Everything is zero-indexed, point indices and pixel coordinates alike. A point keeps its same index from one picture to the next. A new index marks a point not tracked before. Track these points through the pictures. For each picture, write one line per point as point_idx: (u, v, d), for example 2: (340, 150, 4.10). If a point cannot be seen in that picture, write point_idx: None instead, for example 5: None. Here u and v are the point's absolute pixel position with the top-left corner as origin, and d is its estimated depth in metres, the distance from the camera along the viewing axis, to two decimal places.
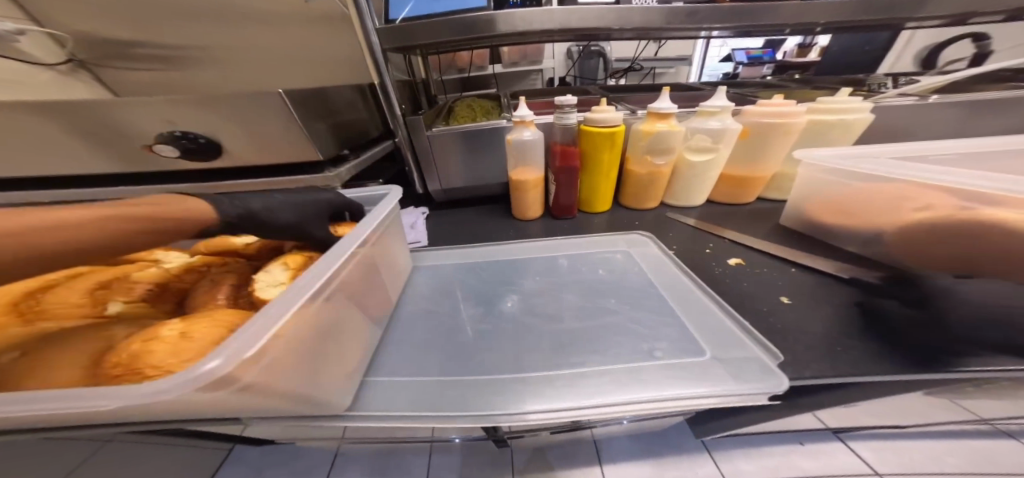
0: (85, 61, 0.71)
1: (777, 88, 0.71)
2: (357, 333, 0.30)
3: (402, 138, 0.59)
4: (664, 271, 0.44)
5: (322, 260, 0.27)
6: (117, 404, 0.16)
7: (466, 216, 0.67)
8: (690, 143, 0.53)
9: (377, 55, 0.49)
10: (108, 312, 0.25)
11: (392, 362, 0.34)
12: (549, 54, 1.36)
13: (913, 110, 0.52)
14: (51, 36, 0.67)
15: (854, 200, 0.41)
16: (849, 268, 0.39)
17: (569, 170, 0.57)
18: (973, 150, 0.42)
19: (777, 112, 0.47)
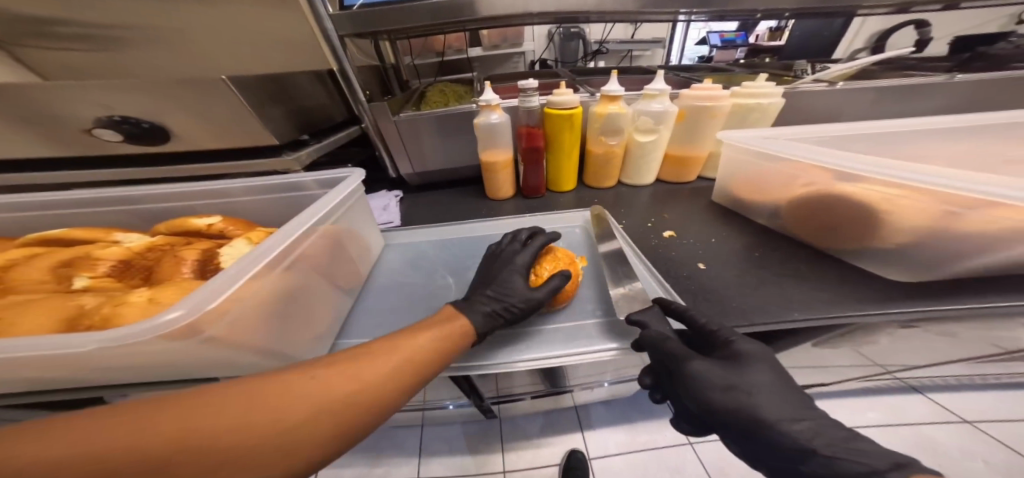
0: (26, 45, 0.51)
1: (724, 72, 0.75)
2: (325, 301, 0.33)
3: (369, 122, 0.59)
4: (614, 245, 0.49)
5: (276, 235, 0.29)
6: (102, 343, 0.20)
7: (435, 198, 0.70)
8: (637, 124, 0.58)
9: (335, 42, 0.46)
10: (76, 283, 0.27)
11: (361, 327, 0.37)
12: (530, 36, 1.37)
13: (830, 95, 0.58)
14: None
15: (756, 178, 0.47)
16: (758, 236, 0.46)
17: (534, 151, 0.60)
18: (855, 133, 0.49)
19: (708, 96, 0.53)
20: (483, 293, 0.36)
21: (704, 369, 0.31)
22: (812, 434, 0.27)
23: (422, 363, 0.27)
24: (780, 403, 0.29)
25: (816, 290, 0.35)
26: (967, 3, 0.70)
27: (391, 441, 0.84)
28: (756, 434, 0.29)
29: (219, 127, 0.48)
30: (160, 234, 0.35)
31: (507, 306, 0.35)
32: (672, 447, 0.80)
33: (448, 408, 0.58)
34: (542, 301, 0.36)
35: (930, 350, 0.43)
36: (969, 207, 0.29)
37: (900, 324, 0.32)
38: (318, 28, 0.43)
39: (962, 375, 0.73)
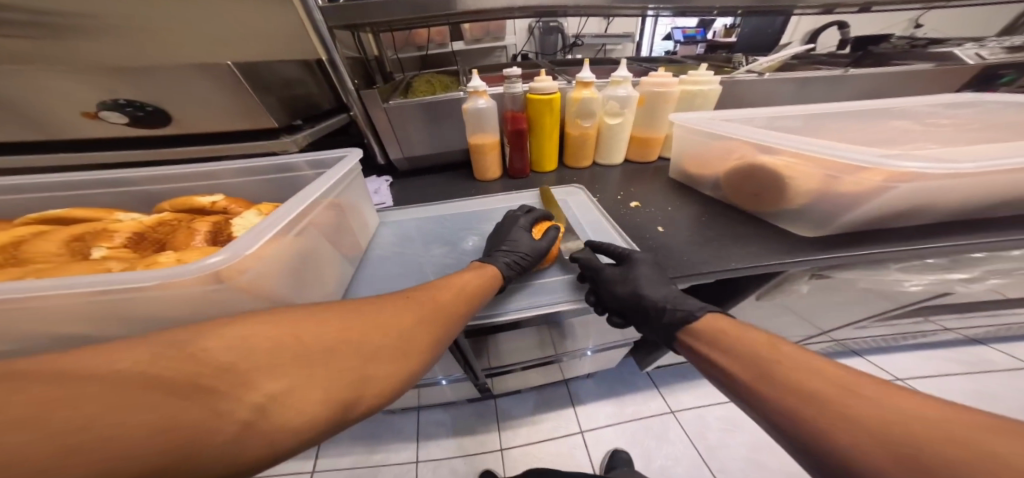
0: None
1: (679, 64, 0.84)
2: (332, 264, 0.37)
3: (358, 111, 0.62)
4: (591, 215, 0.56)
5: (290, 204, 0.31)
6: (156, 282, 0.23)
7: (423, 182, 0.74)
8: (607, 107, 0.65)
9: (324, 34, 0.46)
10: (96, 252, 0.29)
11: (367, 291, 0.41)
12: (511, 31, 1.45)
13: (761, 84, 0.68)
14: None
15: (705, 154, 0.55)
16: (707, 205, 0.54)
17: (518, 134, 0.66)
18: (778, 115, 0.59)
19: (663, 83, 0.62)
20: (499, 250, 0.43)
21: (634, 325, 0.38)
22: (720, 366, 0.34)
23: (467, 301, 0.35)
24: (694, 345, 0.36)
25: (745, 238, 0.44)
26: (879, 8, 0.82)
27: (390, 427, 0.87)
28: (689, 374, 0.36)
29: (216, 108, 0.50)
30: (164, 212, 0.38)
31: (521, 256, 0.41)
32: (652, 412, 0.88)
33: (443, 381, 0.64)
34: (546, 249, 0.44)
35: (847, 298, 0.52)
36: (846, 171, 0.37)
37: (811, 272, 0.40)
38: (306, 18, 0.43)
39: (886, 330, 0.86)
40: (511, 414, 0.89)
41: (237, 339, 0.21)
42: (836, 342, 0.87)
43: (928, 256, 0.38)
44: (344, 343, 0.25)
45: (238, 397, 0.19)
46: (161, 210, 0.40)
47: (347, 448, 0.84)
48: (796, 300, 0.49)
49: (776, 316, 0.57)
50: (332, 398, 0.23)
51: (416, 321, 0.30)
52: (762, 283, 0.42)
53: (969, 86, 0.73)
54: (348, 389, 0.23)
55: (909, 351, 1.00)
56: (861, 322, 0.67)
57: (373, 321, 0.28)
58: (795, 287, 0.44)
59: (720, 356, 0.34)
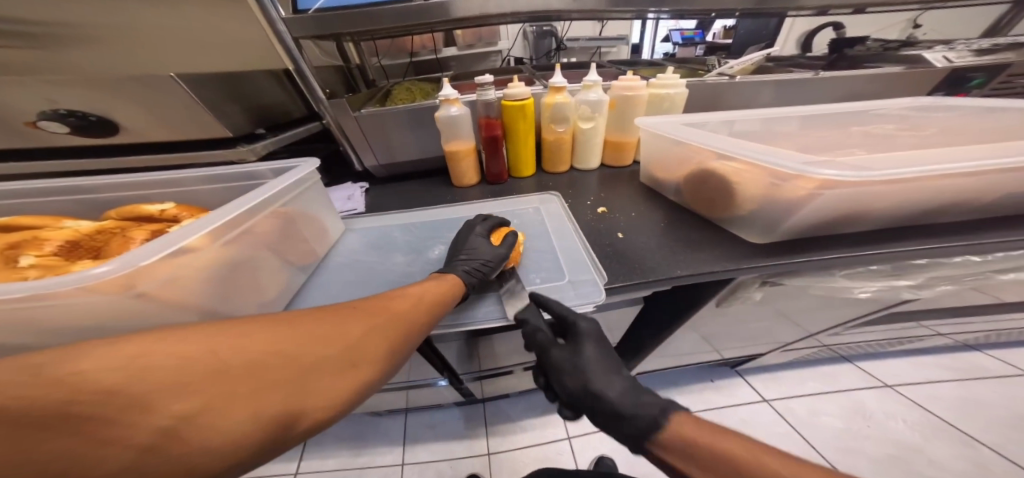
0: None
1: (658, 67, 0.84)
2: (274, 271, 0.37)
3: (330, 119, 0.63)
4: (559, 223, 0.55)
5: (221, 210, 0.32)
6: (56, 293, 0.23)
7: (399, 188, 0.74)
8: (579, 112, 0.65)
9: (290, 47, 0.48)
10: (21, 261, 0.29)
11: (314, 298, 0.41)
12: (504, 35, 1.41)
13: (736, 87, 0.68)
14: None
15: (667, 159, 0.54)
16: (672, 210, 0.53)
17: (493, 139, 0.66)
18: (748, 119, 0.59)
19: (630, 87, 0.62)
20: (458, 259, 0.43)
21: (560, 357, 0.42)
22: (628, 400, 0.38)
23: (422, 309, 0.34)
24: (609, 379, 0.40)
25: (703, 248, 0.43)
26: (869, 9, 0.80)
27: (375, 430, 0.88)
28: (602, 409, 0.39)
29: (176, 120, 0.50)
30: (110, 220, 0.38)
31: (484, 263, 0.42)
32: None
33: (438, 383, 0.64)
34: (506, 255, 0.44)
35: (815, 304, 0.51)
36: (786, 177, 0.36)
37: (761, 279, 0.40)
38: (268, 29, 0.44)
39: (874, 335, 0.84)
40: (496, 417, 0.89)
41: (130, 357, 0.19)
42: (824, 348, 0.86)
43: (874, 263, 0.38)
44: (275, 357, 0.24)
45: (137, 422, 0.18)
46: (110, 215, 0.40)
47: (333, 450, 0.85)
48: (759, 305, 0.49)
49: (747, 322, 0.57)
50: (258, 415, 0.22)
51: (363, 331, 0.29)
52: (716, 290, 0.41)
53: (939, 87, 0.72)
54: (277, 405, 0.23)
55: (902, 357, 0.98)
56: (840, 328, 0.66)
57: (312, 332, 0.27)
58: (749, 294, 0.44)
59: (630, 389, 0.39)
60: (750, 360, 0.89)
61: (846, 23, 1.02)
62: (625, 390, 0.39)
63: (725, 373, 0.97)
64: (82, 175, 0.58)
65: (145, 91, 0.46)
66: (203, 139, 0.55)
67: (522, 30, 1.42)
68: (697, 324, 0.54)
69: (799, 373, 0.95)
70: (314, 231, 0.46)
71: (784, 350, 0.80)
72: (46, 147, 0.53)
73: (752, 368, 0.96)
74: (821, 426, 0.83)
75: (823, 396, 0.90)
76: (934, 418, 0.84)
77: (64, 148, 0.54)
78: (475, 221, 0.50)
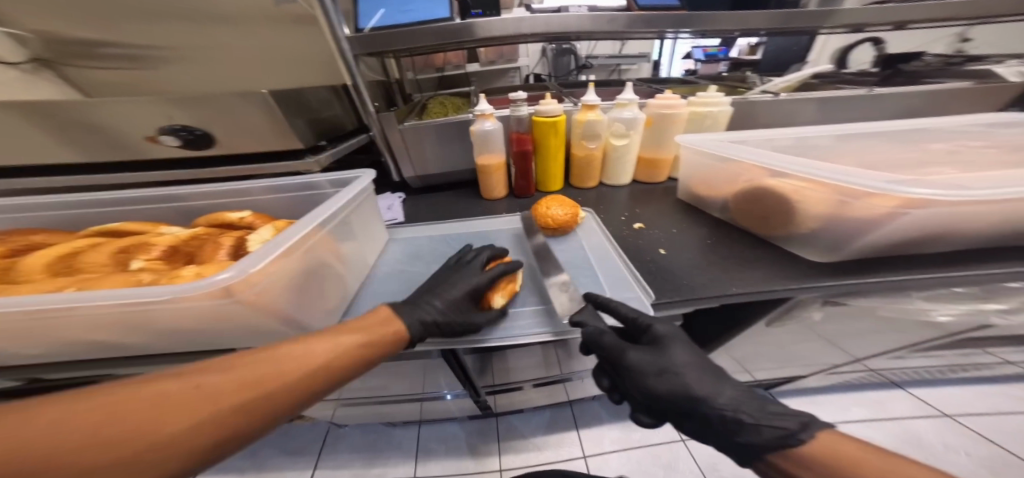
0: None
1: (691, 84, 0.85)
2: (332, 279, 0.39)
3: (376, 131, 0.66)
4: (594, 238, 0.55)
5: (299, 223, 0.35)
6: (171, 295, 0.27)
7: (433, 199, 0.76)
8: (612, 129, 0.66)
9: (348, 57, 0.56)
10: (137, 264, 0.35)
11: (364, 307, 0.43)
12: (523, 53, 1.46)
13: (779, 104, 0.67)
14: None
15: (711, 176, 0.54)
16: (715, 227, 0.52)
17: (523, 154, 0.67)
18: (793, 135, 0.58)
19: (670, 105, 0.62)
20: (426, 299, 0.37)
21: (641, 361, 0.36)
22: (742, 407, 0.33)
23: (382, 338, 0.31)
24: (711, 383, 0.35)
25: (759, 267, 0.42)
26: (914, 25, 0.77)
27: (389, 440, 0.87)
28: (707, 416, 0.34)
29: (242, 140, 0.54)
30: (200, 226, 0.45)
31: (446, 322, 0.36)
32: (660, 439, 0.83)
33: (442, 396, 0.64)
34: (479, 322, 0.38)
35: (870, 325, 0.48)
36: (858, 196, 0.35)
37: (822, 299, 0.38)
38: (327, 37, 0.53)
39: (929, 360, 0.77)
40: (512, 433, 0.87)
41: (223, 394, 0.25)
42: (874, 372, 0.79)
43: (955, 285, 0.35)
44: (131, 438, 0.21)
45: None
46: (200, 222, 0.46)
47: (347, 460, 0.84)
48: (810, 324, 0.46)
49: (790, 342, 0.54)
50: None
51: (297, 369, 0.26)
52: (771, 310, 0.39)
53: (1016, 103, 0.69)
54: (189, 436, 0.23)
55: (962, 385, 0.89)
56: (898, 352, 0.61)
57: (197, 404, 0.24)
58: (809, 313, 0.42)
59: (741, 398, 0.34)
60: (786, 383, 0.84)
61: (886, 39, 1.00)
62: (732, 398, 0.34)
63: None
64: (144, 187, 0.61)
65: (212, 109, 0.48)
66: (260, 153, 0.58)
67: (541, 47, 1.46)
68: (742, 345, 0.52)
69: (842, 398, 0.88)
70: (364, 241, 0.48)
71: (828, 373, 0.74)
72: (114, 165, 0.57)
73: (787, 391, 0.90)
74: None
75: (870, 423, 0.82)
76: (1002, 452, 0.75)
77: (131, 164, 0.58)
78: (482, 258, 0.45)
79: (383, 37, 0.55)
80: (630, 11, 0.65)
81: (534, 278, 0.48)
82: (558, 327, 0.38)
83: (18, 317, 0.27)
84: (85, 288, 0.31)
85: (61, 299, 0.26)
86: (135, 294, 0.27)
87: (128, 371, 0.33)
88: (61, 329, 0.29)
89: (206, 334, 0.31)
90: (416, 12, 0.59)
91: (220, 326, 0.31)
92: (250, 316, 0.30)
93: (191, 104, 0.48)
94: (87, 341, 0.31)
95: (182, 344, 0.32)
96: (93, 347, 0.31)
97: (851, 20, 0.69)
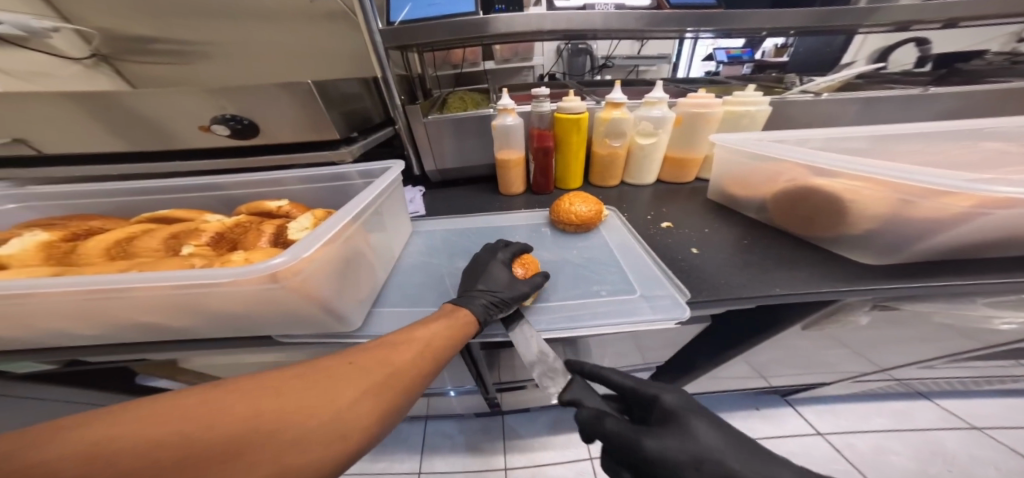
0: (115, 54, 0.83)
1: (721, 83, 0.82)
2: (365, 269, 0.39)
3: (402, 124, 0.67)
4: (620, 236, 0.54)
5: (338, 213, 0.35)
6: (223, 279, 0.27)
7: (453, 194, 0.77)
8: (639, 127, 0.64)
9: (380, 51, 0.57)
10: (185, 249, 0.37)
11: (392, 298, 0.43)
12: (539, 51, 1.45)
13: (819, 103, 0.64)
14: (84, 32, 0.79)
15: (748, 174, 0.52)
16: (750, 228, 0.50)
17: (543, 150, 0.66)
18: (835, 135, 0.55)
19: (702, 104, 0.60)
20: (475, 288, 0.39)
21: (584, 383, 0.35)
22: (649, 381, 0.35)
23: (459, 337, 0.33)
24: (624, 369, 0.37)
25: (800, 267, 0.40)
26: (968, 23, 0.72)
27: (397, 434, 0.87)
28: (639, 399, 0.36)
29: (277, 132, 0.55)
30: (241, 214, 0.47)
31: (498, 298, 0.38)
32: None
33: (455, 392, 0.64)
34: (528, 293, 0.40)
35: (906, 330, 0.46)
36: (925, 194, 0.33)
37: (873, 302, 0.36)
38: (364, 32, 0.54)
39: (960, 371, 0.73)
40: (518, 433, 0.86)
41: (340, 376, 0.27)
42: (901, 384, 0.76)
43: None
44: (289, 431, 0.23)
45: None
46: (240, 210, 0.48)
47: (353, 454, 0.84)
48: (846, 330, 0.45)
49: (820, 347, 0.52)
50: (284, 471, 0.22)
51: (406, 364, 0.29)
52: (814, 313, 0.37)
53: None
54: (331, 425, 0.24)
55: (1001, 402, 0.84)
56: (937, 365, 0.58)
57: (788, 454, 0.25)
58: (852, 318, 0.40)
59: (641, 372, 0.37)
60: (803, 391, 0.81)
61: (935, 39, 0.94)
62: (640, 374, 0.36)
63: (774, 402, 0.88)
64: (176, 177, 0.63)
65: (251, 101, 0.50)
66: (294, 146, 0.60)
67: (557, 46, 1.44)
68: (770, 350, 0.50)
69: None
70: (392, 233, 0.49)
71: (853, 384, 0.71)
72: (147, 157, 0.58)
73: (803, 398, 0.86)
74: (889, 466, 0.72)
75: None
76: None
77: (162, 155, 0.58)
78: (510, 257, 0.44)
79: (414, 29, 0.56)
80: (662, 8, 0.63)
81: (559, 273, 0.47)
82: (588, 322, 0.38)
83: (77, 297, 0.28)
84: (138, 270, 0.32)
85: (118, 280, 0.27)
86: (188, 277, 0.28)
87: (172, 353, 0.34)
88: (113, 311, 0.30)
89: (247, 319, 0.32)
90: (446, 6, 0.59)
91: (263, 311, 0.31)
92: (293, 300, 0.31)
93: (232, 96, 0.49)
94: (135, 324, 0.31)
95: (228, 328, 0.33)
96: (139, 329, 0.32)
97: (898, 16, 0.65)
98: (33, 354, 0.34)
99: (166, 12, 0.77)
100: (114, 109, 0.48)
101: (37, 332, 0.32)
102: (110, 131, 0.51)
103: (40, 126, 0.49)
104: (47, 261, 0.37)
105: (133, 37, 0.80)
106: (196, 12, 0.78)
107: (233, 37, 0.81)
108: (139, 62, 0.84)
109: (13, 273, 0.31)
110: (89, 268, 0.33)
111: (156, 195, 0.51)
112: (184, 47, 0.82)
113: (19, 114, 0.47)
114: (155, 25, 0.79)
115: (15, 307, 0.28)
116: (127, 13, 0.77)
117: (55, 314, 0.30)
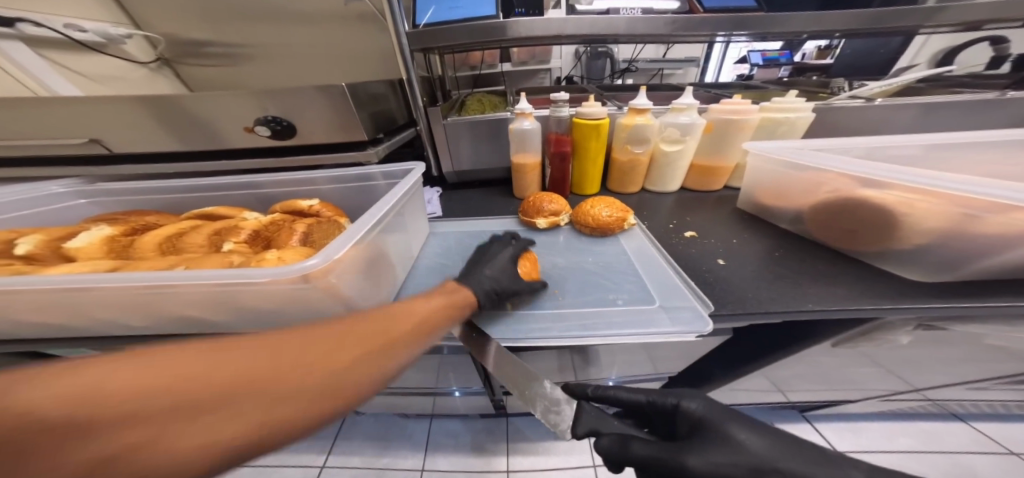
0: (175, 58, 0.92)
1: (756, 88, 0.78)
2: (386, 269, 0.40)
3: (425, 126, 0.69)
4: (640, 245, 0.52)
5: (363, 216, 0.36)
6: (260, 278, 0.29)
7: (471, 195, 0.77)
8: (665, 134, 0.62)
9: (406, 53, 0.60)
10: (224, 244, 0.39)
11: (410, 298, 0.44)
12: (557, 54, 1.43)
13: (870, 110, 0.59)
14: (152, 37, 0.87)
15: (784, 185, 0.49)
16: (781, 239, 0.48)
17: (561, 155, 0.66)
18: (885, 144, 0.52)
19: (737, 111, 0.57)
20: (480, 271, 0.41)
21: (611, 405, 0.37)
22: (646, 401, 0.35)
23: (453, 314, 0.32)
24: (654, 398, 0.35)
25: (839, 282, 0.37)
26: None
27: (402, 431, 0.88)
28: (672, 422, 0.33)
29: (309, 135, 0.57)
30: (276, 213, 0.50)
31: (500, 287, 0.39)
32: None
33: (458, 392, 0.64)
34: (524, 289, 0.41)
35: (947, 348, 0.43)
36: (992, 209, 0.31)
37: (918, 321, 0.34)
38: (396, 39, 0.57)
39: (1001, 393, 0.69)
40: (524, 434, 0.85)
41: (354, 339, 0.24)
42: (933, 403, 0.72)
43: None
44: (299, 388, 0.21)
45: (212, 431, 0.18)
46: (275, 209, 0.51)
47: (358, 447, 0.86)
48: (881, 347, 0.42)
49: (848, 365, 0.49)
50: (284, 425, 0.20)
51: (403, 331, 0.27)
52: (851, 330, 0.35)
53: None
54: (301, 398, 0.21)
55: None
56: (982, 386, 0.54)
57: None
58: (892, 335, 0.38)
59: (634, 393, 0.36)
60: (824, 407, 0.77)
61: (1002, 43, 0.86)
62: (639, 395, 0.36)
63: (790, 417, 0.85)
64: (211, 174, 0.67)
65: (289, 102, 0.53)
66: (323, 147, 0.62)
67: (575, 49, 1.42)
68: (796, 365, 0.47)
69: (887, 426, 0.82)
70: (412, 234, 0.50)
71: (880, 402, 0.68)
72: (188, 156, 0.61)
73: (822, 415, 0.85)
74: None
75: (914, 456, 0.77)
76: None
77: (200, 155, 0.62)
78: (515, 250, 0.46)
79: (440, 32, 0.58)
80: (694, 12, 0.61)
81: (576, 279, 0.46)
82: (603, 332, 0.37)
83: (123, 290, 0.30)
84: (182, 266, 0.34)
85: (163, 276, 0.29)
86: (225, 276, 0.29)
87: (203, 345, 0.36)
88: (155, 304, 0.32)
89: (272, 316, 0.33)
90: (471, 9, 0.60)
91: (290, 309, 0.33)
92: (317, 300, 0.32)
93: (271, 98, 0.52)
94: (172, 316, 0.33)
95: (256, 323, 0.35)
96: (175, 320, 0.34)
97: (972, 15, 0.59)
98: (74, 340, 0.37)
99: (221, 18, 0.84)
100: (165, 109, 0.52)
101: (86, 319, 0.34)
102: (157, 132, 0.55)
103: (96, 127, 0.53)
104: (106, 253, 0.41)
105: (189, 41, 0.88)
106: (244, 17, 0.84)
107: (275, 40, 0.87)
108: (193, 64, 0.92)
109: (76, 266, 0.34)
110: (132, 263, 0.35)
111: (203, 192, 0.55)
112: (232, 49, 0.89)
113: (80, 115, 0.51)
114: (209, 30, 0.86)
115: (67, 293, 0.31)
116: (188, 20, 0.85)
117: (103, 305, 0.32)
